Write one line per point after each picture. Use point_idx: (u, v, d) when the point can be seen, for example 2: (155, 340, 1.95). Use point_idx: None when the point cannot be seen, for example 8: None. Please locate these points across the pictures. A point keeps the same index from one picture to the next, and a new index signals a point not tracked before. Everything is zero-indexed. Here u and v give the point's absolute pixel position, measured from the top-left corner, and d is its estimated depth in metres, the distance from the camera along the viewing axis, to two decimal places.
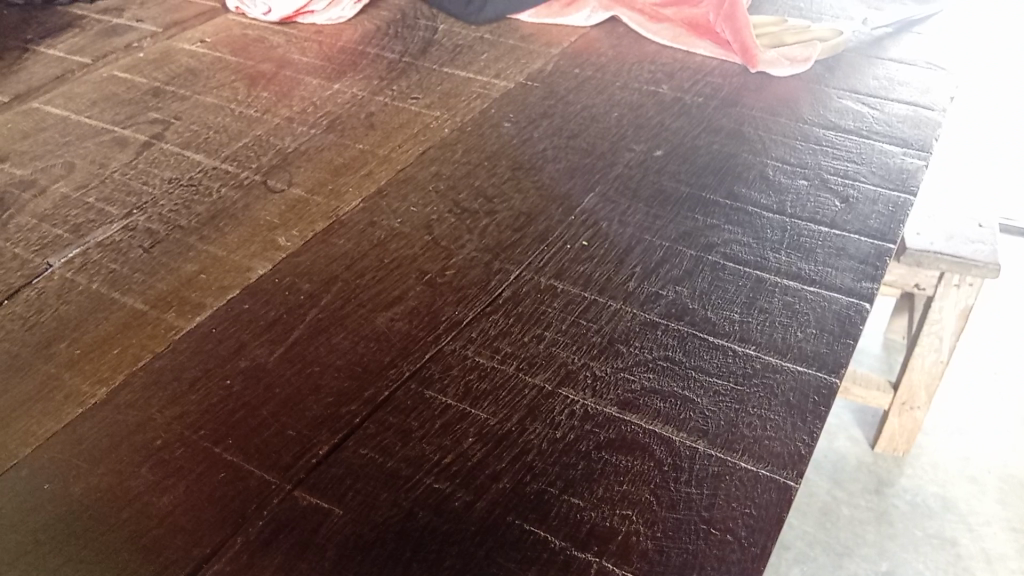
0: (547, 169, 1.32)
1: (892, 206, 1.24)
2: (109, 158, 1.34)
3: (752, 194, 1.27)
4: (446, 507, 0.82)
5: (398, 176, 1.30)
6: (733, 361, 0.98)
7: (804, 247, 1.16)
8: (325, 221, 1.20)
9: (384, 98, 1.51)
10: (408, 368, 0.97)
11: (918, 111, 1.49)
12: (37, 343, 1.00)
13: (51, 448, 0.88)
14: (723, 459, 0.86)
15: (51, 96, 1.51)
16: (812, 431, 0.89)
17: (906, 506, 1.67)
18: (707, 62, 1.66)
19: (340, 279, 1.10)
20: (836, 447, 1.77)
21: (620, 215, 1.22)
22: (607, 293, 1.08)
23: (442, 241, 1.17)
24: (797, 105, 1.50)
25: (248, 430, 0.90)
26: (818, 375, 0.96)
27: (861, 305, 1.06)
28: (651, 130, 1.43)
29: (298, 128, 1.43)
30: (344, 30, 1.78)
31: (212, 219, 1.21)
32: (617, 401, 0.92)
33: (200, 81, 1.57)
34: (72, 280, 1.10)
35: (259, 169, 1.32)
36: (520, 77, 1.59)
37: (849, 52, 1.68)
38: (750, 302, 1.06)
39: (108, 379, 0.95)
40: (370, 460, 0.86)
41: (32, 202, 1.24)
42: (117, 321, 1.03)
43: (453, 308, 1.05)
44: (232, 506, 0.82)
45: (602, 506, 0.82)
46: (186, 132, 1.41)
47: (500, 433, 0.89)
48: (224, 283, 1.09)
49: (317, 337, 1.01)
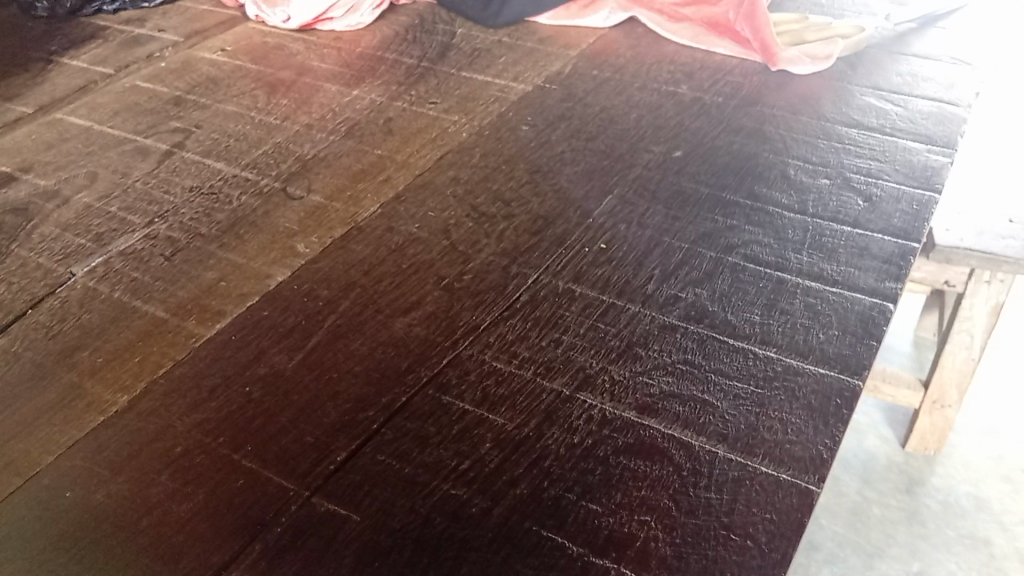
0: (565, 172, 1.31)
1: (917, 204, 1.22)
2: (131, 167, 1.36)
3: (773, 194, 1.25)
4: (463, 513, 0.82)
5: (416, 180, 1.30)
6: (754, 364, 0.96)
7: (826, 246, 1.14)
8: (343, 227, 1.21)
9: (403, 104, 1.52)
10: (425, 374, 0.96)
11: (942, 107, 1.47)
12: (60, 352, 1.02)
13: (73, 456, 0.89)
14: (743, 463, 0.85)
15: (74, 106, 1.53)
16: (833, 434, 0.87)
17: (939, 506, 1.64)
18: (727, 61, 1.64)
19: (358, 285, 1.10)
20: (866, 446, 1.75)
21: (639, 217, 1.21)
22: (625, 295, 1.07)
23: (460, 246, 1.17)
24: (819, 103, 1.48)
25: (266, 437, 0.90)
26: (841, 377, 0.94)
27: (885, 305, 1.04)
28: (670, 131, 1.42)
29: (317, 134, 1.43)
30: (362, 36, 1.79)
31: (233, 227, 1.22)
32: (636, 405, 0.92)
33: (221, 89, 1.58)
34: (95, 289, 1.11)
35: (278, 176, 1.33)
36: (538, 79, 1.59)
37: (871, 48, 1.66)
38: (770, 304, 1.05)
39: (129, 387, 0.96)
40: (387, 466, 0.86)
41: (55, 212, 1.26)
42: (138, 329, 1.04)
43: (470, 313, 1.05)
44: (251, 513, 0.82)
45: (619, 511, 0.81)
46: (207, 141, 1.43)
47: (517, 438, 0.89)
48: (244, 290, 1.10)
49: (334, 343, 1.01)
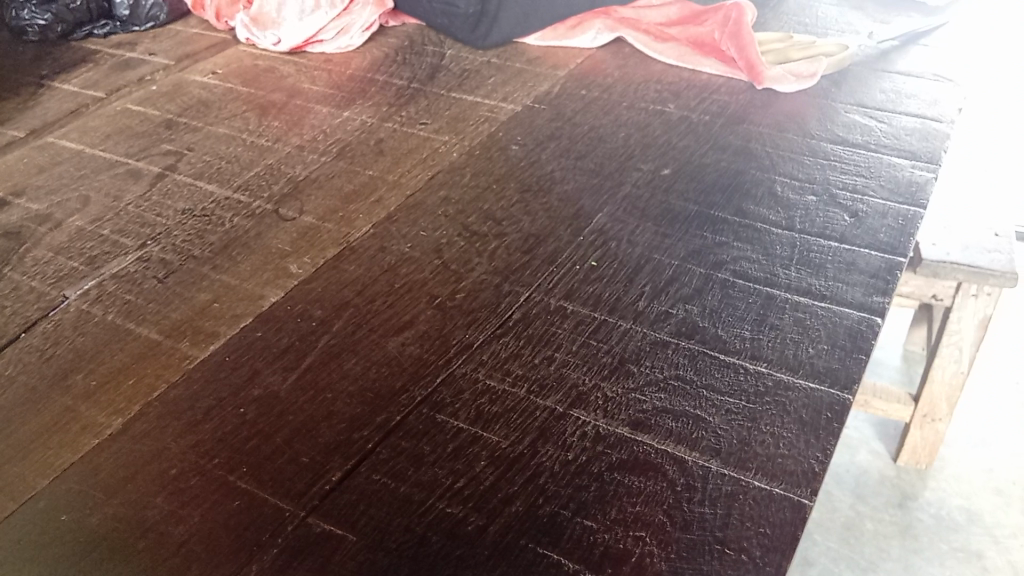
0: (556, 191, 1.33)
1: (902, 219, 1.24)
2: (123, 191, 1.36)
3: (761, 210, 1.27)
4: (458, 532, 0.82)
5: (407, 201, 1.31)
6: (744, 379, 0.97)
7: (814, 262, 1.16)
8: (336, 248, 1.21)
9: (393, 125, 1.53)
10: (419, 393, 0.97)
11: (926, 123, 1.49)
12: (54, 376, 1.02)
13: (68, 480, 0.89)
14: (737, 478, 0.86)
15: (66, 130, 1.54)
16: (825, 448, 0.88)
17: (931, 519, 1.65)
18: (713, 80, 1.67)
19: (351, 304, 1.11)
20: (858, 461, 1.75)
21: (629, 235, 1.23)
22: (617, 312, 1.08)
23: (452, 264, 1.17)
24: (804, 120, 1.51)
25: (261, 458, 0.90)
26: (831, 392, 0.95)
27: (873, 319, 1.05)
28: (658, 149, 1.43)
29: (308, 156, 1.44)
30: (352, 58, 1.80)
31: (225, 248, 1.22)
32: (629, 421, 0.92)
33: (213, 112, 1.59)
34: (88, 312, 1.11)
35: (270, 198, 1.33)
36: (527, 100, 1.60)
37: (855, 66, 1.69)
38: (760, 320, 1.06)
39: (124, 410, 0.96)
40: (383, 485, 0.87)
41: (48, 236, 1.26)
42: (132, 351, 1.04)
43: (463, 332, 1.06)
44: (248, 534, 0.83)
45: (615, 527, 0.82)
46: (199, 163, 1.43)
47: (512, 456, 0.89)
48: (238, 311, 1.10)
49: (329, 363, 1.01)
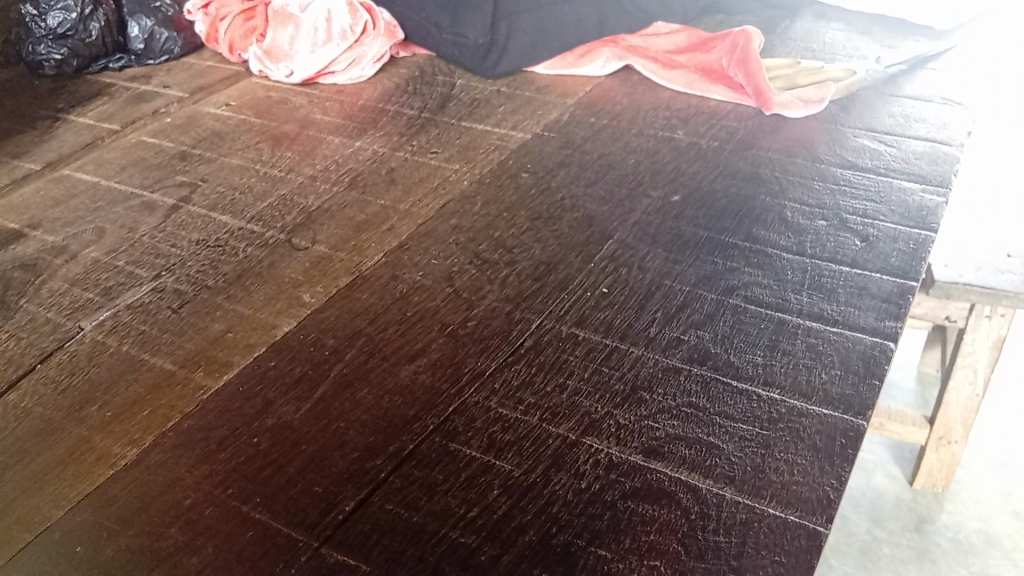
0: (566, 218, 1.33)
1: (914, 243, 1.24)
2: (138, 222, 1.38)
3: (772, 236, 1.27)
4: (472, 562, 0.82)
5: (419, 230, 1.32)
6: (757, 405, 0.97)
7: (825, 287, 1.15)
8: (348, 276, 1.22)
9: (405, 154, 1.54)
10: (432, 422, 0.97)
11: (935, 147, 1.49)
12: (69, 407, 1.02)
13: (82, 511, 0.89)
14: (751, 506, 0.85)
15: (81, 162, 1.56)
16: (839, 475, 0.88)
17: (948, 543, 1.63)
18: (722, 106, 1.68)
19: (363, 333, 1.11)
20: (874, 484, 1.74)
21: (640, 261, 1.23)
22: (628, 339, 1.08)
23: (463, 292, 1.18)
24: (813, 145, 1.51)
25: (274, 488, 0.90)
26: (845, 418, 0.95)
27: (886, 345, 1.05)
28: (668, 176, 1.44)
29: (320, 186, 1.46)
30: (364, 88, 1.82)
31: (239, 278, 1.23)
32: (642, 449, 0.92)
33: (226, 143, 1.61)
34: (103, 343, 1.12)
35: (283, 228, 1.35)
36: (537, 128, 1.62)
37: (863, 91, 1.70)
38: (773, 345, 1.06)
39: (138, 440, 0.97)
40: (396, 515, 0.87)
41: (63, 267, 1.27)
42: (146, 382, 1.05)
43: (475, 360, 1.06)
44: (261, 565, 0.83)
45: (629, 556, 0.81)
46: (212, 194, 1.45)
47: (525, 484, 0.89)
48: (251, 341, 1.11)
49: (341, 393, 1.02)
